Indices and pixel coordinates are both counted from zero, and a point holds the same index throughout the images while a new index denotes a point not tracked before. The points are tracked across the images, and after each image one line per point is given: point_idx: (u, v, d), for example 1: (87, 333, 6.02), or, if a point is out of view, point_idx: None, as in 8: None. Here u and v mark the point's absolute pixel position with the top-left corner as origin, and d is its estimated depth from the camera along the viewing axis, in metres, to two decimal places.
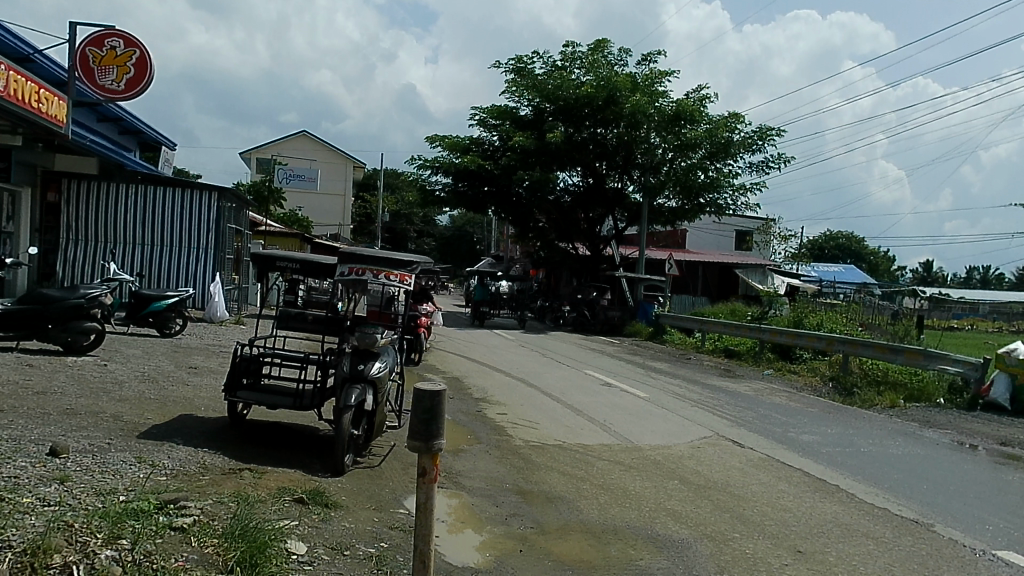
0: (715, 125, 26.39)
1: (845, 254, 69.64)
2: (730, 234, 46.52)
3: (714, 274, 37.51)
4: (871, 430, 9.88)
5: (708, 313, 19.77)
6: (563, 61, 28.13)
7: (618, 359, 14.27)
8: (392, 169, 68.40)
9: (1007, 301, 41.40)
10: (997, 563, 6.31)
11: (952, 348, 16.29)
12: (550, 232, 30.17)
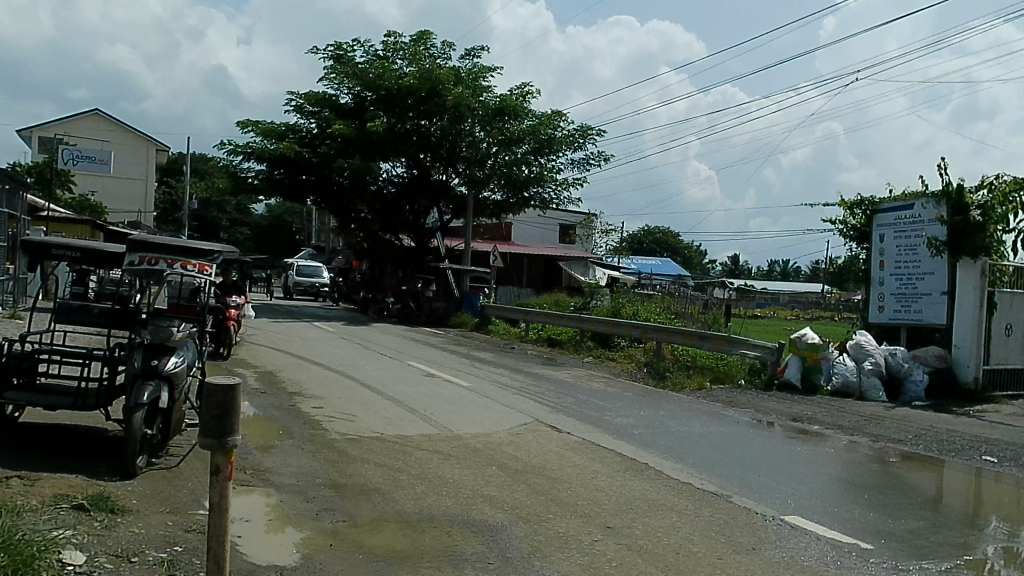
0: (539, 121, 27.30)
1: (663, 249, 74.63)
2: (555, 227, 48.22)
3: (539, 267, 38.44)
4: (681, 411, 10.54)
5: (534, 303, 20.35)
6: (384, 51, 27.89)
7: (443, 350, 14.32)
8: (201, 155, 64.98)
9: (800, 293, 46.03)
10: (783, 527, 7.16)
11: (752, 335, 17.83)
12: (372, 223, 29.68)
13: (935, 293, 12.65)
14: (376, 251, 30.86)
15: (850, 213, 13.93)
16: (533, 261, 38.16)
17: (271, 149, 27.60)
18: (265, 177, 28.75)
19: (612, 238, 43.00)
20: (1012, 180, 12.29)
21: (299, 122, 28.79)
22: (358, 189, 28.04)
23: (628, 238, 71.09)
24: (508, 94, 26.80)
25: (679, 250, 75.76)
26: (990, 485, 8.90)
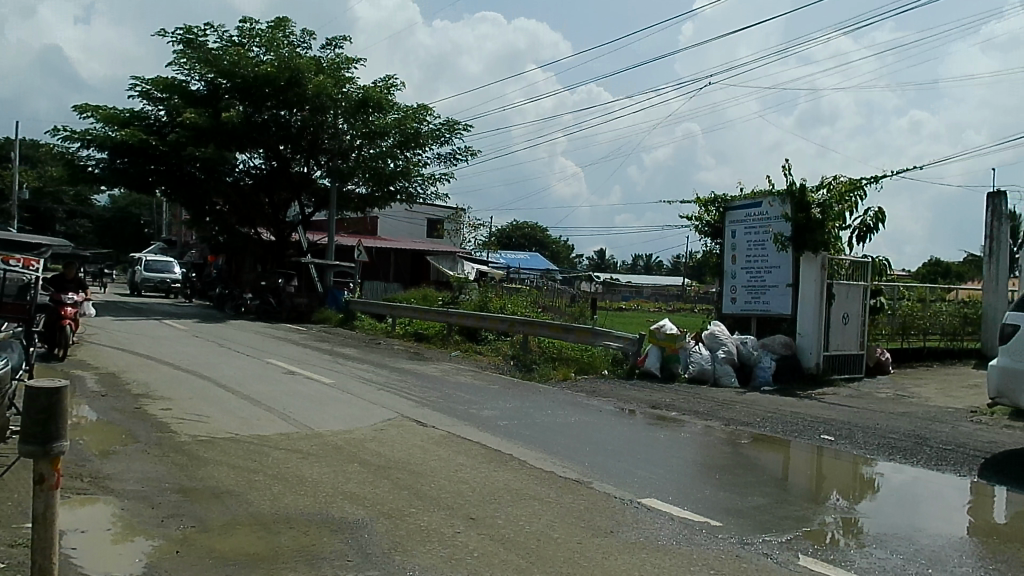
0: (404, 115, 27.26)
1: (531, 243, 76.44)
2: (422, 222, 48.25)
3: (406, 262, 38.34)
4: (546, 402, 10.78)
5: (402, 298, 20.22)
6: (240, 37, 26.87)
7: (306, 346, 13.98)
8: (36, 144, 60.19)
9: (661, 286, 48.27)
10: (639, 510, 7.48)
11: (616, 326, 18.49)
12: (229, 216, 28.56)
13: (781, 285, 13.53)
14: (233, 245, 29.68)
15: (705, 210, 14.67)
16: (401, 255, 38.16)
17: (113, 136, 25.90)
18: (108, 166, 26.92)
19: (480, 232, 43.52)
20: (848, 182, 13.33)
21: (145, 109, 27.27)
22: (213, 181, 26.85)
23: (497, 233, 72.16)
24: (372, 86, 26.47)
25: (548, 244, 77.88)
26: (828, 462, 9.65)
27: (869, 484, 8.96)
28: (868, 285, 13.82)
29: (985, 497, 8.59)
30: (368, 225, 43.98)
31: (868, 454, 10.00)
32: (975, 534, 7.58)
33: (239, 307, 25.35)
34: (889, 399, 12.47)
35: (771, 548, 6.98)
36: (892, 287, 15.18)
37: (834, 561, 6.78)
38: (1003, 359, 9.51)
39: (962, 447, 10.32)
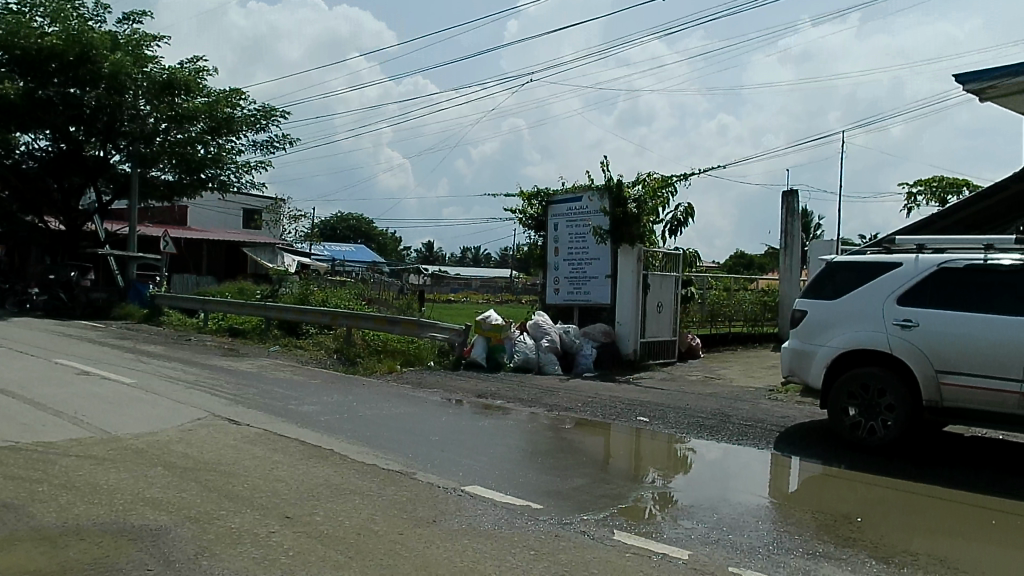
0: (215, 98, 26.07)
1: (357, 235, 76.02)
2: (238, 212, 46.45)
3: (219, 253, 36.47)
4: (370, 395, 10.65)
5: (216, 292, 19.20)
6: (20, 5, 24.51)
7: (104, 344, 12.98)
8: None
9: (488, 280, 49.37)
10: (463, 497, 7.56)
11: (443, 318, 18.60)
12: (9, 203, 25.87)
13: (601, 276, 14.16)
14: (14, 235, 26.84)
15: (528, 204, 15.01)
16: (213, 247, 36.19)
17: None
18: None
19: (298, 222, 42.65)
20: (660, 178, 14.17)
21: None
22: None
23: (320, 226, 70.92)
24: (178, 68, 25.10)
25: (373, 237, 77.81)
26: (645, 443, 10.21)
27: (684, 462, 9.55)
28: (680, 275, 14.72)
29: (782, 467, 9.44)
30: (177, 214, 41.47)
31: (680, 432, 10.70)
32: (770, 501, 8.32)
33: (22, 303, 22.94)
34: (698, 381, 13.42)
35: (589, 526, 7.29)
36: (701, 277, 16.32)
37: (646, 534, 7.19)
38: (794, 341, 10.47)
39: (761, 422, 11.29)
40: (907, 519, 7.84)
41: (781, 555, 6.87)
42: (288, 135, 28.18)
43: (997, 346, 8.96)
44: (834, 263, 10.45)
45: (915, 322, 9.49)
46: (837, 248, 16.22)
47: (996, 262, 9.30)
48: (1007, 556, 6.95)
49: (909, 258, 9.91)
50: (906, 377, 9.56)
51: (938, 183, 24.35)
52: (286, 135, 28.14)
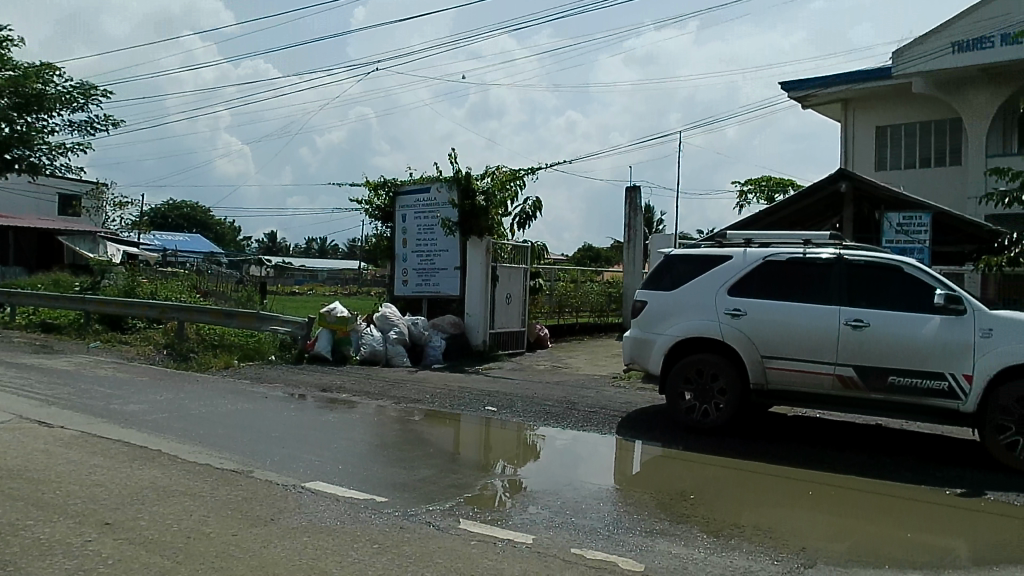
0: (23, 73, 23.84)
1: (191, 225, 72.24)
2: (53, 198, 42.80)
3: (30, 242, 33.47)
4: (205, 392, 10.14)
5: (26, 284, 17.59)
6: None
7: None
8: None
9: (335, 273, 48.41)
10: (303, 494, 7.34)
11: (287, 311, 18.03)
12: None
13: (449, 268, 14.21)
14: None
15: (375, 194, 14.83)
16: (23, 235, 33.18)
17: None
18: None
19: (125, 210, 39.88)
20: (508, 172, 14.36)
21: None
22: None
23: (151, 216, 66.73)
24: None
25: (210, 226, 74.16)
26: (494, 432, 10.34)
27: (534, 450, 9.74)
28: (528, 267, 15.00)
29: (624, 451, 9.84)
30: None
31: (527, 420, 10.92)
32: (611, 483, 8.66)
33: None
34: (546, 370, 13.76)
35: (434, 516, 7.27)
36: (549, 268, 16.71)
37: (492, 521, 7.27)
38: (634, 330, 10.92)
39: (604, 409, 11.72)
40: (736, 494, 8.39)
41: (620, 534, 7.16)
42: (110, 115, 26.23)
43: (813, 332, 9.74)
44: (672, 256, 11.01)
45: (743, 311, 10.16)
46: (675, 242, 17.12)
47: (813, 255, 10.11)
48: (821, 522, 7.59)
49: (739, 251, 10.59)
50: (735, 362, 10.23)
51: (766, 183, 26.35)
52: (107, 115, 26.18)
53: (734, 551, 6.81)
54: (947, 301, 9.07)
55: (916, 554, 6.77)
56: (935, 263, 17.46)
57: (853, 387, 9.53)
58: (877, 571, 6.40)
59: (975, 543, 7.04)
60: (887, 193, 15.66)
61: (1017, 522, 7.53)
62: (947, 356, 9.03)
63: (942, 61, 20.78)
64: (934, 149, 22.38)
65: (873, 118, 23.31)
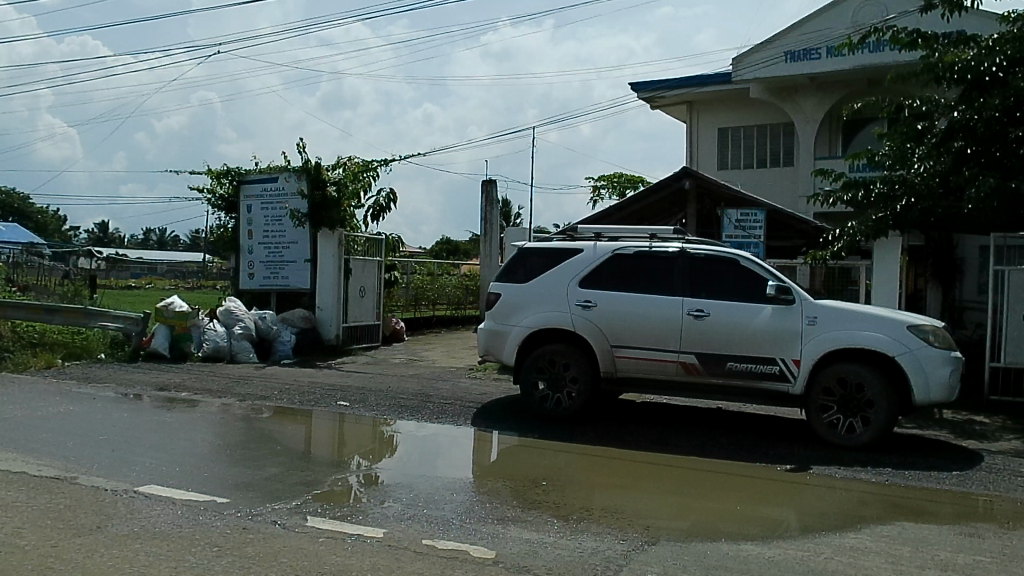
0: None
1: (8, 212, 65.94)
2: None
3: None
4: (24, 395, 9.39)
5: None
6: None
7: None
8: None
9: (176, 266, 45.88)
10: (136, 498, 6.93)
11: (120, 307, 16.95)
12: None
13: (299, 260, 13.83)
14: None
15: (217, 183, 14.19)
16: None
17: None
18: None
19: None
20: (360, 162, 14.14)
21: None
22: None
23: None
24: None
25: (32, 215, 68.22)
26: (348, 427, 10.17)
27: (389, 443, 9.67)
28: (383, 260, 14.82)
29: (483, 441, 9.95)
30: None
31: (381, 414, 10.82)
32: (468, 473, 8.73)
33: None
34: (401, 364, 13.65)
35: (281, 515, 7.06)
36: (405, 262, 16.61)
37: (341, 517, 7.14)
38: (488, 322, 11.05)
39: (459, 400, 11.81)
40: (585, 478, 8.70)
41: (471, 523, 7.23)
42: None
43: (658, 322, 10.23)
44: (525, 249, 11.21)
45: (593, 302, 10.52)
46: (529, 236, 17.45)
47: (659, 249, 10.60)
48: (664, 501, 8.01)
49: (589, 245, 10.95)
50: (586, 351, 10.60)
51: (618, 179, 27.46)
52: None
53: (583, 533, 7.05)
54: (778, 292, 9.76)
55: (751, 526, 7.27)
56: (769, 256, 18.78)
57: (695, 373, 10.09)
58: (714, 544, 6.83)
59: (801, 512, 7.66)
60: (726, 190, 16.67)
61: (838, 492, 8.26)
62: (776, 342, 9.72)
63: (775, 68, 22.34)
64: (770, 150, 24.04)
65: (717, 120, 24.71)
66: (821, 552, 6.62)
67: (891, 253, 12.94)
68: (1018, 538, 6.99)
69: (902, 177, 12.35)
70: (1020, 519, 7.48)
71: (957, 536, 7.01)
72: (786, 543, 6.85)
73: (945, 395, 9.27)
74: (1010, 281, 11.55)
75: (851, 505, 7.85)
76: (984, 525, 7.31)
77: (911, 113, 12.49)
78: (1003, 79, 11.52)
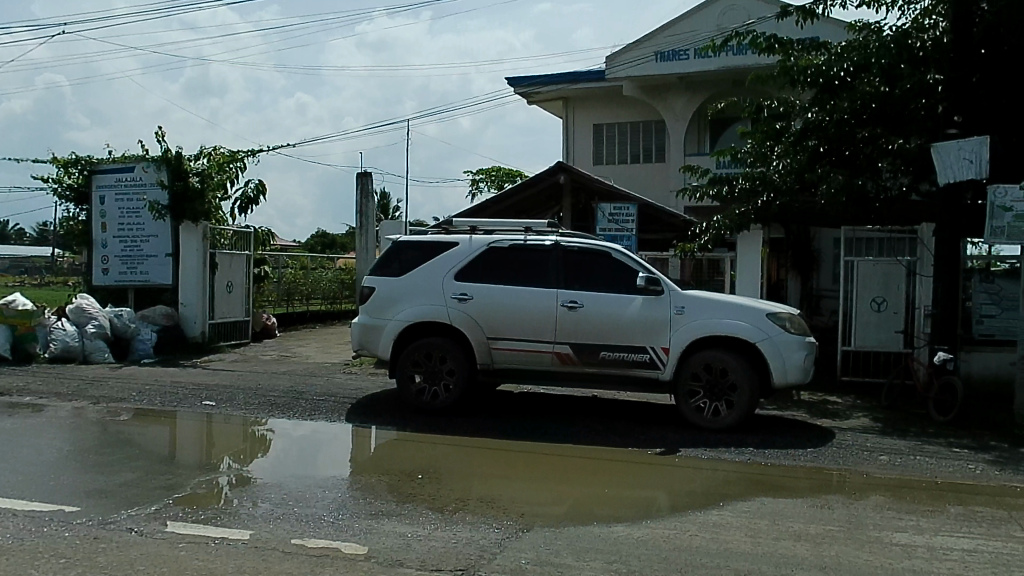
0: None
1: None
2: None
3: None
4: None
5: None
6: None
7: None
8: None
9: (23, 263, 42.60)
10: None
11: None
12: None
13: (159, 254, 13.22)
14: None
15: (65, 172, 13.26)
16: None
17: None
18: None
19: None
20: (226, 153, 13.61)
21: None
22: None
23: None
24: None
25: None
26: (216, 427, 9.83)
27: (261, 442, 9.41)
28: (252, 254, 14.33)
29: (362, 437, 9.84)
30: None
31: (251, 412, 10.51)
32: (345, 470, 8.61)
33: None
34: (272, 360, 13.27)
35: (136, 521, 6.76)
36: (277, 256, 16.41)
37: (204, 520, 6.90)
38: (363, 317, 10.93)
39: (333, 396, 11.62)
40: (464, 469, 8.79)
41: (344, 519, 7.16)
42: None
43: (533, 314, 10.44)
44: (399, 243, 11.14)
45: (469, 295, 10.61)
46: (405, 229, 17.35)
47: (534, 242, 10.77)
48: (540, 489, 8.21)
49: (464, 238, 11.01)
50: (463, 344, 10.67)
51: (496, 173, 27.75)
52: None
53: (458, 524, 7.13)
54: (648, 283, 10.14)
55: (625, 509, 7.58)
56: (641, 248, 19.49)
57: (569, 362, 10.37)
58: (586, 528, 7.06)
59: (671, 493, 8.03)
60: (599, 185, 17.17)
61: (704, 472, 8.72)
62: (646, 332, 10.12)
63: (646, 66, 23.17)
64: (643, 147, 24.92)
65: (592, 116, 25.37)
66: (687, 530, 6.98)
67: (753, 245, 13.53)
68: (862, 506, 7.62)
69: (762, 174, 13.11)
70: (865, 489, 8.16)
71: (809, 508, 7.57)
72: (655, 522, 7.18)
73: (801, 377, 9.93)
74: (858, 270, 12.49)
75: (716, 484, 8.32)
76: (834, 496, 7.92)
77: (770, 113, 13.21)
78: (850, 83, 12.24)
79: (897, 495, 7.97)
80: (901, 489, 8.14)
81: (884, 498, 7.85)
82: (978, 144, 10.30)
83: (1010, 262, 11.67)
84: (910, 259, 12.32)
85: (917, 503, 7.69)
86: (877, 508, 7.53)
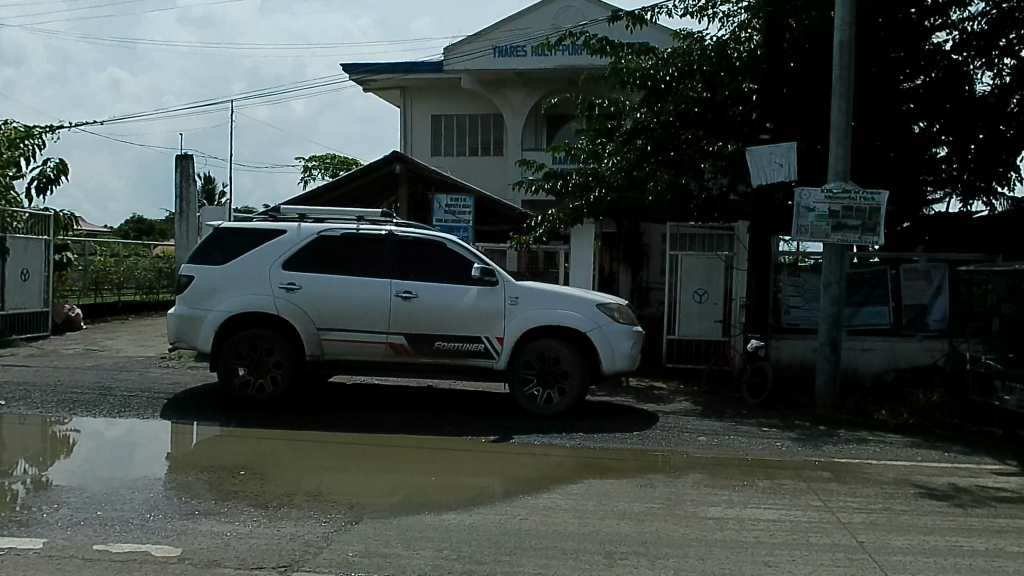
0: None
1: None
2: None
3: None
4: None
5: None
6: None
7: None
8: None
9: None
10: None
11: None
12: None
13: None
14: None
15: None
16: None
17: None
18: None
19: None
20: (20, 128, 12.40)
21: None
22: None
23: None
24: None
25: None
26: (9, 429, 8.92)
27: (63, 443, 8.67)
28: (52, 240, 13.13)
29: (182, 434, 9.28)
30: None
31: (49, 412, 9.62)
32: (163, 469, 8.10)
33: None
34: (76, 355, 12.23)
35: None
36: (81, 243, 15.19)
37: None
38: (180, 307, 10.30)
39: (146, 391, 10.87)
40: (293, 463, 8.54)
41: (155, 521, 6.74)
42: None
43: (366, 304, 10.28)
44: (220, 230, 10.60)
45: (298, 285, 10.28)
46: (229, 216, 16.54)
47: (367, 232, 10.58)
48: (372, 479, 8.14)
49: (292, 226, 10.63)
50: (291, 335, 10.35)
51: (331, 161, 27.08)
52: None
53: (282, 520, 6.90)
54: (482, 274, 10.28)
55: (459, 495, 7.68)
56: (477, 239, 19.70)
57: (404, 353, 10.31)
58: (419, 517, 7.06)
59: (505, 480, 8.19)
60: (434, 176, 17.18)
61: (538, 457, 8.99)
62: (479, 322, 10.25)
63: (484, 60, 23.52)
64: (482, 140, 25.17)
65: (430, 107, 25.27)
66: (517, 514, 7.16)
67: (585, 238, 14.04)
68: (682, 483, 8.15)
69: (594, 170, 13.67)
70: (685, 468, 8.73)
71: (633, 487, 7.99)
72: (485, 508, 7.30)
73: (628, 364, 10.44)
74: (680, 264, 13.24)
75: (550, 468, 8.60)
76: (656, 475, 8.41)
77: (602, 112, 13.76)
78: (675, 88, 12.88)
79: (713, 472, 8.59)
80: (716, 466, 8.78)
81: (701, 475, 8.45)
82: (787, 149, 11.17)
83: (814, 258, 12.67)
84: (727, 254, 13.14)
85: (730, 478, 8.33)
86: (695, 485, 8.09)
